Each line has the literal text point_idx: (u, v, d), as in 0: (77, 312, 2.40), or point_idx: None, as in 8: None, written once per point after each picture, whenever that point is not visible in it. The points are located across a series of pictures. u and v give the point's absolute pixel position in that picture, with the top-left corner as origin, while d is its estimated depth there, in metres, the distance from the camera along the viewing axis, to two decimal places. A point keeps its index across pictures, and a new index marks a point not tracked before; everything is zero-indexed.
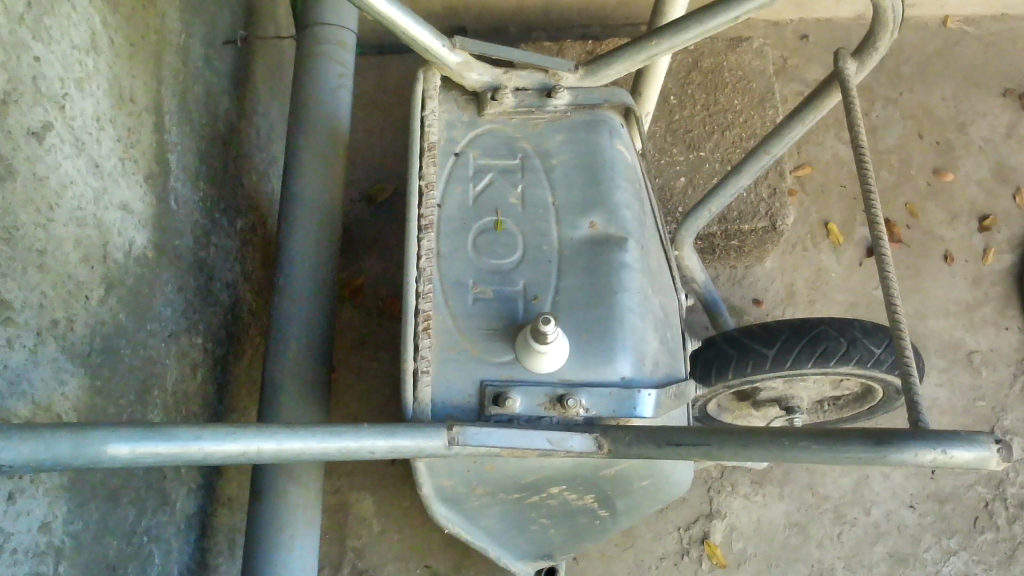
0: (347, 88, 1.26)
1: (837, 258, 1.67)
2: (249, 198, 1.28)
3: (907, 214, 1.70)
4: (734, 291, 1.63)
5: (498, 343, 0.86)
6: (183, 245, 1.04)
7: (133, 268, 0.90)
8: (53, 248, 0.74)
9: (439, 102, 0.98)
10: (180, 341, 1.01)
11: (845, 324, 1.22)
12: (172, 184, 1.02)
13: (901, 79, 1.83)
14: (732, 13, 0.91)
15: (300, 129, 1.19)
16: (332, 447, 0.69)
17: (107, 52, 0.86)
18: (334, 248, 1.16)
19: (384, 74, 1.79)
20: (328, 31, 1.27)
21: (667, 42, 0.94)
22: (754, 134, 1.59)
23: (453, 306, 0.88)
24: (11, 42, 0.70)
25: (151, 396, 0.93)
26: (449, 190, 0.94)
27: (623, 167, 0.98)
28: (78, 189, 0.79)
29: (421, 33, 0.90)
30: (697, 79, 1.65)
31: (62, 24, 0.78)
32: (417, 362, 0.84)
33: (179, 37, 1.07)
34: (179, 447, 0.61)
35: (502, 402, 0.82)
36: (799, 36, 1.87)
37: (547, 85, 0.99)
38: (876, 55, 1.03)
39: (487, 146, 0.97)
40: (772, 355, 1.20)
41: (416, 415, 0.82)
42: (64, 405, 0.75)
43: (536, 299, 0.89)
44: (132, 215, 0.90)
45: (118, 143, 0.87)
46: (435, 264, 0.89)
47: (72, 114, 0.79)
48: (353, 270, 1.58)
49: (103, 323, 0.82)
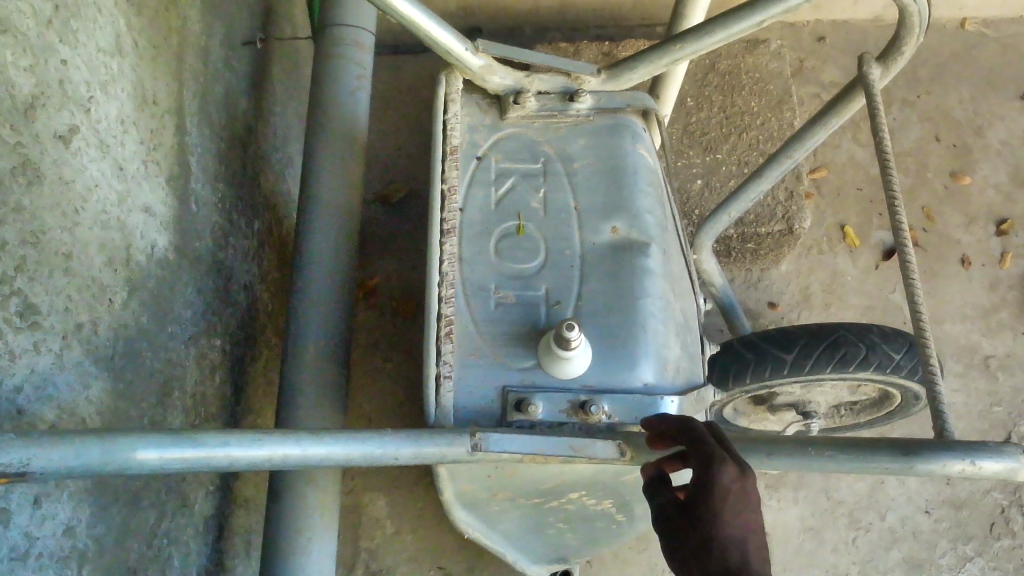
0: (365, 89, 1.26)
1: (852, 262, 1.67)
2: (266, 199, 1.28)
3: (924, 217, 1.69)
4: (750, 294, 1.63)
5: (520, 349, 0.86)
6: (203, 246, 1.04)
7: (154, 271, 0.90)
8: (77, 251, 0.73)
9: (461, 105, 0.98)
10: (199, 343, 1.01)
11: (865, 329, 1.22)
12: (193, 185, 1.02)
13: (918, 82, 1.82)
14: (757, 18, 0.91)
15: (318, 130, 1.19)
16: (358, 453, 0.70)
17: (130, 54, 0.86)
18: (352, 249, 1.16)
19: (400, 75, 1.79)
20: (346, 32, 1.27)
21: (692, 46, 0.93)
22: (771, 137, 1.59)
23: (475, 310, 0.88)
24: (40, 45, 0.69)
25: (171, 398, 0.93)
26: (471, 193, 0.94)
27: (645, 172, 0.98)
28: (103, 192, 0.79)
29: (444, 35, 0.89)
30: (714, 81, 1.65)
31: (89, 27, 0.77)
32: (439, 367, 0.84)
33: (200, 39, 1.06)
34: (206, 453, 0.61)
35: (524, 408, 0.82)
36: (815, 37, 1.86)
37: (570, 88, 0.99)
38: (901, 61, 1.02)
39: (509, 149, 0.96)
40: (790, 360, 1.20)
41: (438, 420, 0.82)
42: (88, 408, 0.74)
43: (558, 304, 0.89)
44: (154, 217, 0.90)
45: (141, 146, 0.87)
46: (457, 268, 0.89)
47: (97, 118, 0.78)
48: (368, 270, 1.58)
49: (125, 326, 0.82)
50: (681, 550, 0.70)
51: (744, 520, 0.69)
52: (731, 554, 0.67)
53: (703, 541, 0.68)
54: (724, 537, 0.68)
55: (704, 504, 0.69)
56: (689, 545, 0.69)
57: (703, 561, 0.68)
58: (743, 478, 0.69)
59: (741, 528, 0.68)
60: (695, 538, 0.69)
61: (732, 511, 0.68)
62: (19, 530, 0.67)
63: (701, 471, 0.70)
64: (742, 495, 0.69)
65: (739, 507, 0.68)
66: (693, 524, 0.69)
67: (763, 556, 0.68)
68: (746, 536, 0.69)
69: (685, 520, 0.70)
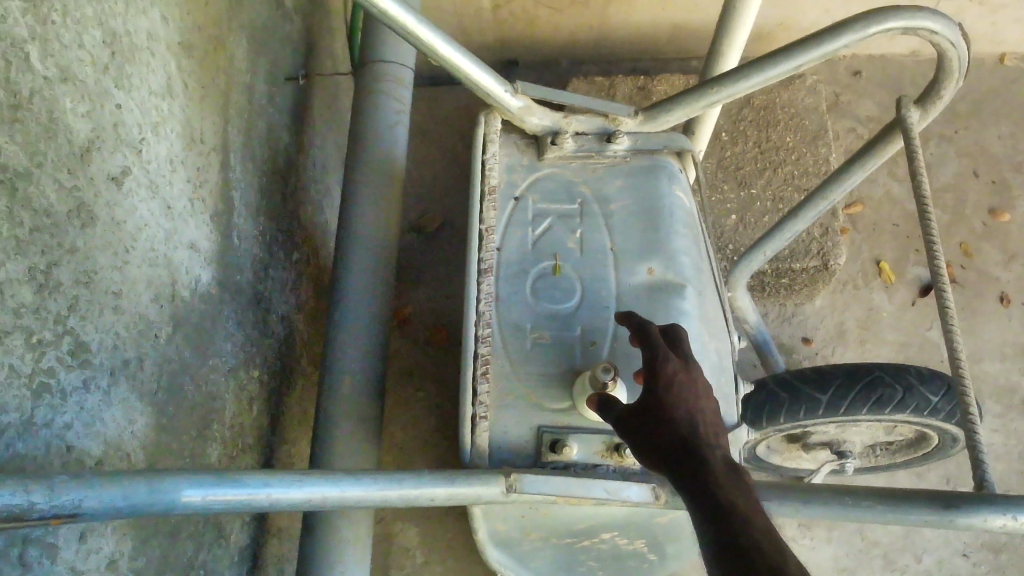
0: (404, 124, 1.28)
1: (888, 298, 1.65)
2: (304, 230, 1.30)
3: (962, 253, 1.67)
4: (784, 329, 1.62)
5: (555, 390, 0.86)
6: (244, 279, 1.06)
7: (198, 306, 0.91)
8: (127, 289, 0.75)
9: (500, 145, 0.99)
10: (239, 375, 1.03)
11: (902, 370, 1.21)
12: (236, 220, 1.04)
13: (956, 117, 1.80)
14: (794, 63, 0.92)
15: (358, 165, 1.21)
16: (394, 494, 0.71)
17: (180, 95, 0.88)
18: (389, 283, 1.18)
19: (437, 106, 1.82)
20: (386, 68, 1.29)
21: (729, 90, 0.94)
22: (807, 173, 1.58)
23: (512, 351, 0.88)
24: (97, 91, 0.71)
25: (211, 430, 0.95)
26: (508, 233, 0.94)
27: (681, 213, 0.98)
28: (152, 231, 0.81)
29: (484, 77, 0.91)
30: (749, 116, 1.65)
31: (142, 71, 0.80)
32: (474, 408, 0.84)
33: (245, 77, 1.09)
34: (248, 494, 0.63)
35: (559, 448, 0.83)
36: (852, 71, 1.86)
37: (607, 130, 1.00)
38: (939, 104, 1.02)
39: (546, 190, 0.97)
40: (825, 400, 1.19)
41: (473, 460, 0.83)
42: (133, 443, 0.76)
43: (594, 345, 0.89)
44: (199, 253, 0.92)
45: (188, 184, 0.89)
46: (494, 307, 0.90)
47: (148, 158, 0.80)
48: (402, 299, 1.60)
49: (169, 361, 0.84)
50: (635, 434, 0.71)
51: (692, 397, 0.72)
52: (686, 424, 0.70)
53: (657, 418, 0.70)
54: (679, 412, 0.70)
55: (658, 384, 0.72)
56: (641, 426, 0.71)
57: (657, 440, 0.69)
58: (687, 369, 0.75)
59: (691, 407, 0.71)
60: (650, 419, 0.70)
61: (684, 391, 0.72)
62: (65, 563, 0.69)
63: (652, 361, 0.74)
64: (690, 380, 0.73)
65: (689, 386, 0.73)
66: (645, 409, 0.71)
67: (713, 429, 0.71)
68: (698, 412, 0.71)
69: (635, 409, 0.72)
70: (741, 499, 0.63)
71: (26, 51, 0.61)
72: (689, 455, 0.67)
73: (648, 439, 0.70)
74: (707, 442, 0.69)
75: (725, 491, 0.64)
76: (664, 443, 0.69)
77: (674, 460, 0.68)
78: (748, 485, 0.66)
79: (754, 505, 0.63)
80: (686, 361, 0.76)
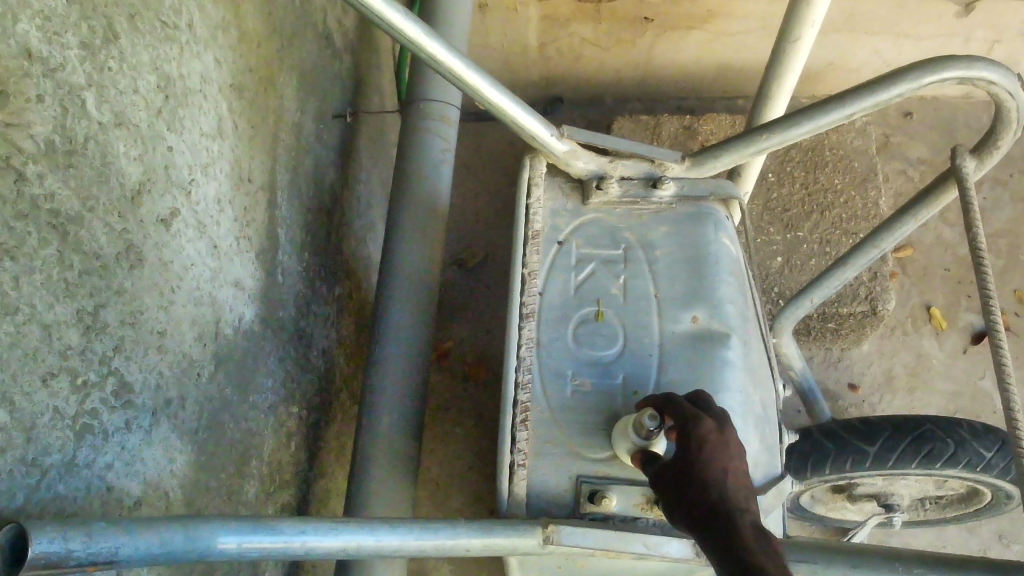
0: (448, 163, 1.28)
1: (939, 345, 1.61)
2: (347, 265, 1.31)
3: (1016, 301, 1.63)
4: (830, 374, 1.58)
5: (596, 439, 0.85)
6: (286, 315, 1.06)
7: (240, 344, 0.92)
8: (171, 328, 0.76)
9: (544, 189, 0.99)
10: (278, 411, 1.03)
11: (954, 423, 1.17)
12: (280, 257, 1.05)
13: (1011, 160, 1.76)
14: (846, 112, 0.90)
15: (402, 202, 1.22)
16: (429, 543, 0.70)
17: (230, 136, 0.90)
18: (429, 322, 1.17)
19: (481, 141, 1.83)
20: (432, 106, 1.30)
21: (779, 137, 0.93)
22: (855, 216, 1.55)
23: (552, 397, 0.87)
24: (149, 134, 0.72)
25: (249, 467, 0.95)
26: (551, 278, 0.94)
27: (727, 260, 0.96)
28: (198, 270, 0.82)
29: (530, 122, 0.91)
30: (797, 157, 1.63)
31: (194, 113, 0.81)
32: (513, 455, 0.84)
33: (294, 116, 1.10)
34: (283, 542, 0.62)
35: (598, 500, 0.81)
36: (903, 113, 1.83)
37: (653, 174, 0.99)
38: (997, 153, 0.99)
39: (590, 235, 0.97)
40: (873, 453, 1.16)
41: (510, 509, 0.82)
42: (172, 481, 0.76)
43: (637, 394, 0.88)
44: (243, 291, 0.93)
45: (235, 223, 0.90)
46: (535, 353, 0.89)
47: (197, 199, 0.81)
48: (442, 333, 1.60)
49: (211, 399, 0.84)
50: (667, 499, 0.70)
51: (726, 460, 0.70)
52: (715, 485, 0.68)
53: (687, 481, 0.69)
54: (710, 474, 0.69)
55: (689, 445, 0.71)
56: (669, 491, 0.70)
57: (687, 504, 0.68)
58: (721, 431, 0.73)
59: (723, 469, 0.69)
60: (681, 482, 0.69)
61: (717, 453, 0.70)
62: None
63: (684, 422, 0.73)
64: (723, 441, 0.71)
65: (722, 448, 0.71)
66: (676, 471, 0.70)
67: (746, 492, 0.69)
68: (733, 475, 0.69)
69: (668, 471, 0.71)
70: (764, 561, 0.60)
71: (83, 97, 0.62)
72: (715, 517, 0.65)
73: (679, 502, 0.69)
74: (737, 505, 0.66)
75: (747, 554, 0.61)
76: (692, 507, 0.67)
77: (702, 523, 0.66)
78: (777, 550, 0.62)
79: (776, 567, 0.60)
80: (724, 423, 0.74)
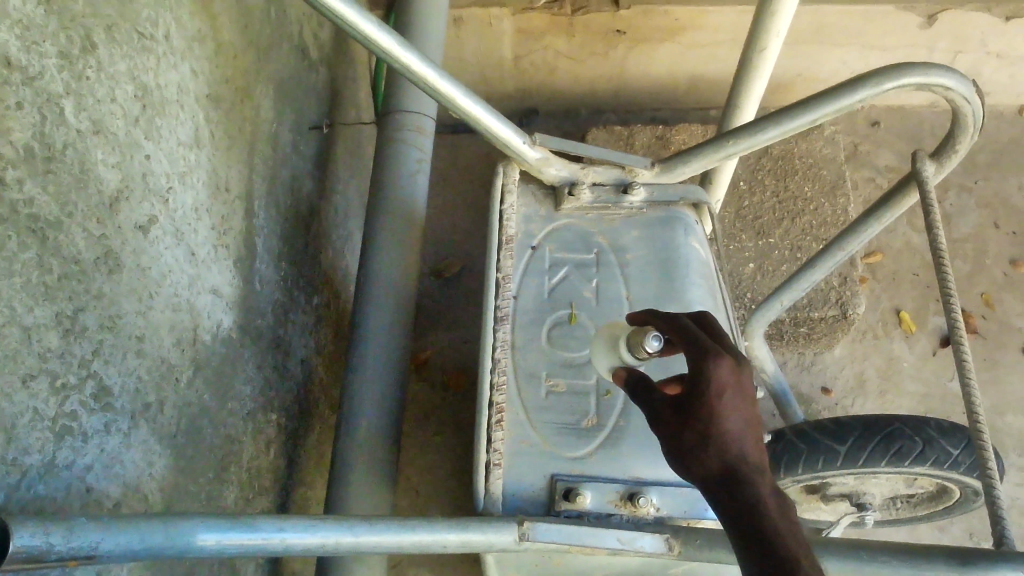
0: (425, 173, 1.30)
1: (909, 348, 1.65)
2: (325, 275, 1.32)
3: (983, 304, 1.66)
4: (803, 378, 1.61)
5: (571, 439, 0.87)
6: (264, 323, 1.07)
7: (218, 350, 0.93)
8: (149, 334, 0.77)
9: (518, 195, 1.01)
10: (257, 418, 1.04)
11: (922, 422, 1.20)
12: (258, 265, 1.06)
13: (976, 167, 1.81)
14: (809, 117, 0.93)
15: (379, 212, 1.23)
16: (407, 540, 0.72)
17: (207, 145, 0.91)
18: (406, 329, 1.19)
19: (457, 153, 1.85)
20: (408, 117, 1.32)
21: (746, 143, 0.95)
22: (825, 223, 1.59)
23: (527, 398, 0.90)
24: (127, 142, 0.73)
25: (228, 473, 0.96)
26: (526, 281, 0.96)
27: (697, 264, 0.98)
28: (176, 276, 0.83)
29: (503, 130, 0.93)
30: (768, 165, 1.66)
31: (171, 122, 0.82)
32: (489, 454, 0.85)
33: (270, 126, 1.12)
34: (263, 538, 0.64)
35: (573, 497, 0.82)
36: (870, 122, 1.87)
37: (624, 180, 1.02)
38: (955, 158, 1.02)
39: (564, 240, 0.99)
40: (844, 452, 1.18)
41: (486, 507, 0.83)
42: (151, 484, 0.77)
43: (609, 393, 0.91)
44: (221, 298, 0.94)
45: (212, 231, 0.91)
46: (510, 355, 0.91)
47: (174, 207, 0.83)
48: (420, 343, 1.61)
49: (189, 404, 0.85)
50: (676, 445, 0.62)
51: (743, 410, 0.61)
52: (733, 444, 0.59)
53: (703, 431, 0.60)
54: (727, 429, 0.60)
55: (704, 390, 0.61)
56: (679, 443, 0.61)
57: (702, 459, 0.60)
58: (738, 370, 0.63)
59: (743, 421, 0.61)
60: (696, 431, 0.61)
61: (734, 400, 0.61)
62: None
63: (698, 359, 0.63)
64: (741, 386, 0.62)
65: (740, 394, 0.62)
66: (690, 418, 0.61)
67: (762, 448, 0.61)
68: (749, 427, 0.61)
69: (679, 415, 0.62)
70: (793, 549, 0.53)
71: (61, 105, 0.64)
72: (735, 488, 0.57)
73: (691, 455, 0.60)
74: (756, 470, 0.59)
75: (773, 538, 0.54)
76: (708, 465, 0.59)
77: (719, 487, 0.58)
78: (802, 531, 0.55)
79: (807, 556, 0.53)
80: (742, 359, 0.65)
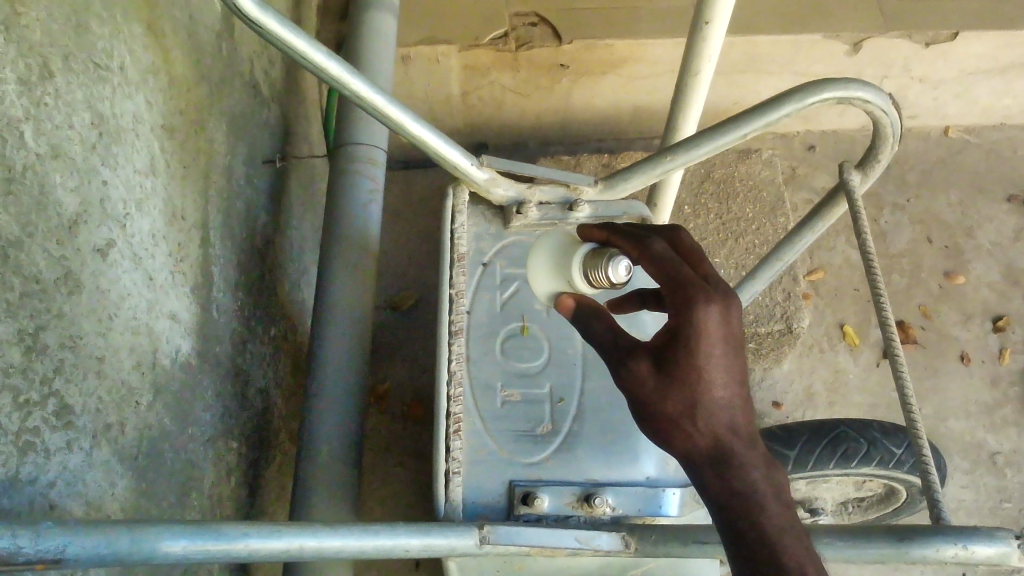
0: (378, 202, 1.33)
1: (854, 360, 1.71)
2: (281, 307, 1.34)
3: (921, 315, 1.74)
4: (754, 393, 1.65)
5: (527, 445, 0.91)
6: (222, 351, 1.09)
7: (176, 375, 0.94)
8: (110, 355, 0.78)
9: (467, 216, 1.04)
10: (217, 445, 1.05)
11: (866, 425, 1.26)
12: (215, 293, 1.08)
13: (907, 185, 1.89)
14: (742, 131, 0.97)
15: (335, 241, 1.26)
16: (370, 544, 0.73)
17: (162, 174, 0.93)
18: (363, 355, 1.21)
19: (409, 187, 1.88)
20: (359, 150, 1.35)
21: (682, 158, 0.98)
22: (766, 241, 1.65)
23: (483, 408, 0.93)
24: (85, 168, 0.75)
25: (190, 497, 0.96)
26: (478, 296, 0.99)
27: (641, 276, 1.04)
28: (134, 300, 0.84)
29: (452, 152, 0.95)
30: (710, 188, 1.73)
31: (126, 150, 0.85)
32: (448, 463, 0.88)
33: (224, 159, 1.14)
34: (227, 544, 0.65)
35: (531, 501, 0.86)
36: (806, 146, 1.96)
37: (568, 198, 1.04)
38: (878, 167, 1.09)
39: (512, 256, 1.02)
40: (794, 455, 1.22)
41: (447, 513, 0.86)
42: (113, 505, 0.78)
43: (562, 401, 0.94)
44: (179, 324, 0.95)
45: (169, 257, 0.93)
46: (465, 368, 0.94)
47: (132, 232, 0.85)
48: (379, 375, 1.62)
49: (150, 427, 0.87)
50: (660, 414, 0.65)
51: (727, 378, 0.65)
52: (721, 419, 0.64)
53: (690, 406, 0.64)
54: (714, 403, 0.64)
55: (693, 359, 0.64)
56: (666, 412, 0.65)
57: (690, 433, 0.64)
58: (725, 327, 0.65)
59: (729, 392, 0.64)
60: (683, 403, 0.64)
61: (720, 369, 0.64)
62: None
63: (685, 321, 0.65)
64: (728, 347, 0.65)
65: (725, 360, 0.65)
66: (677, 385, 0.64)
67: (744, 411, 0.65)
68: (734, 393, 0.65)
69: (665, 382, 0.65)
70: (785, 534, 0.61)
71: (21, 129, 0.66)
72: (726, 469, 0.62)
73: (678, 427, 0.64)
74: (742, 442, 0.63)
75: (770, 523, 0.61)
76: (697, 439, 0.63)
77: (708, 461, 0.63)
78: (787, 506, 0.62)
79: (793, 536, 0.61)
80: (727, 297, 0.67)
